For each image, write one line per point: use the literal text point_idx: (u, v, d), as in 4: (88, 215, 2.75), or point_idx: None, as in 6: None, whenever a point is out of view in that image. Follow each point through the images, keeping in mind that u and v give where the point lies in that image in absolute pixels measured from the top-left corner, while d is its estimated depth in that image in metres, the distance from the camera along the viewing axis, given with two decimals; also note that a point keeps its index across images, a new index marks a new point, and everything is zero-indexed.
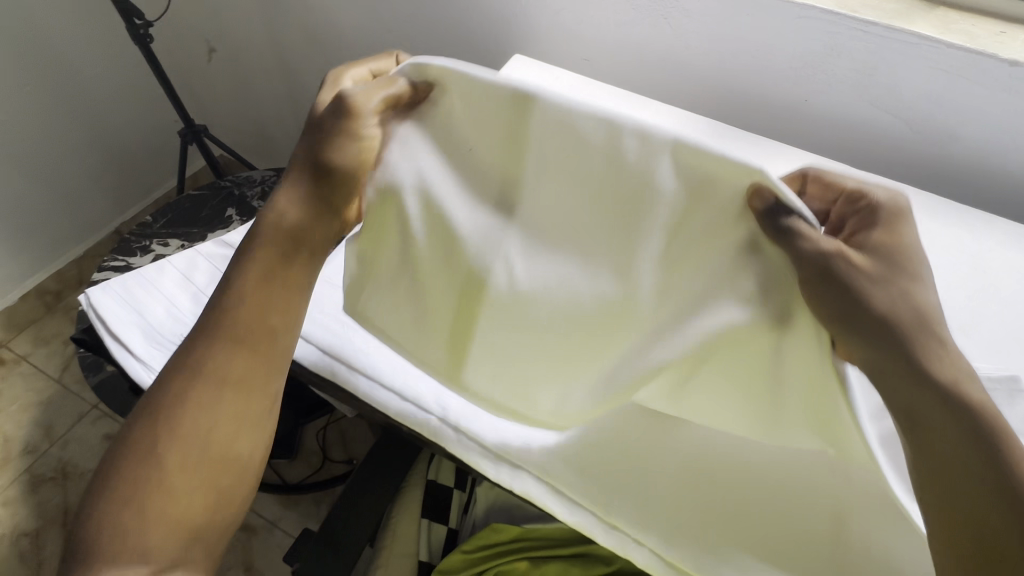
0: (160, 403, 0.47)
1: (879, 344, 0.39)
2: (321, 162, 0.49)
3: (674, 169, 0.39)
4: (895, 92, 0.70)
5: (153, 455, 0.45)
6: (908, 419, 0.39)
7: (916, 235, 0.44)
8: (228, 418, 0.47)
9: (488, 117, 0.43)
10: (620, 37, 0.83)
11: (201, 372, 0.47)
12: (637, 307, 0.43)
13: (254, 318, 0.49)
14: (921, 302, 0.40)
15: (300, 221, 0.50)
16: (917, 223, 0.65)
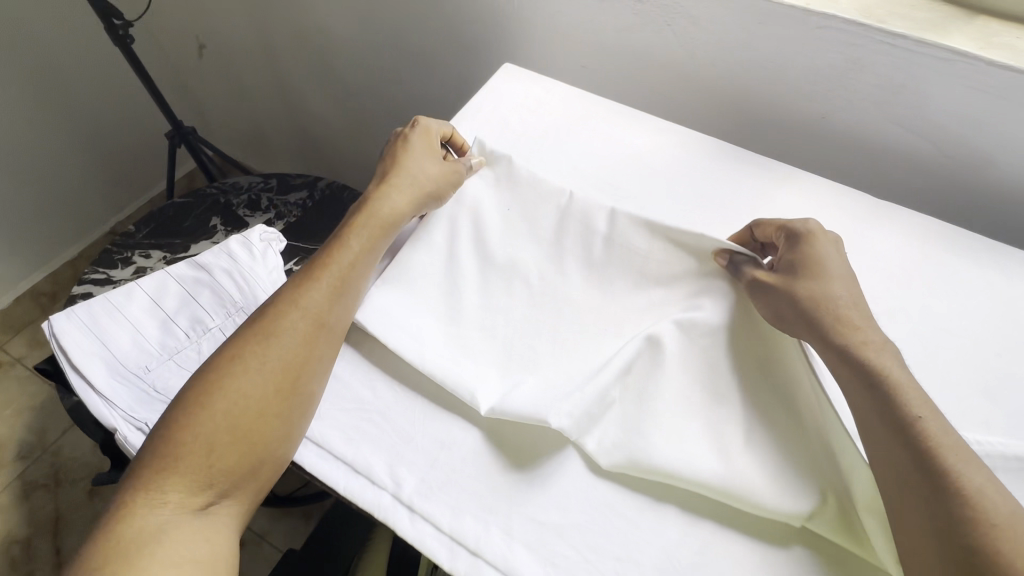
0: (243, 331, 0.48)
1: (825, 342, 0.47)
2: (416, 178, 0.59)
3: (646, 233, 0.55)
4: (924, 112, 0.63)
5: (229, 376, 0.45)
6: (864, 426, 0.44)
7: (834, 259, 0.52)
8: (304, 352, 0.47)
9: (518, 184, 0.60)
10: (619, 44, 0.76)
11: (291, 297, 0.49)
12: (623, 324, 0.52)
13: (343, 269, 0.52)
14: (845, 291, 0.50)
15: (396, 207, 0.58)
16: (943, 264, 0.58)
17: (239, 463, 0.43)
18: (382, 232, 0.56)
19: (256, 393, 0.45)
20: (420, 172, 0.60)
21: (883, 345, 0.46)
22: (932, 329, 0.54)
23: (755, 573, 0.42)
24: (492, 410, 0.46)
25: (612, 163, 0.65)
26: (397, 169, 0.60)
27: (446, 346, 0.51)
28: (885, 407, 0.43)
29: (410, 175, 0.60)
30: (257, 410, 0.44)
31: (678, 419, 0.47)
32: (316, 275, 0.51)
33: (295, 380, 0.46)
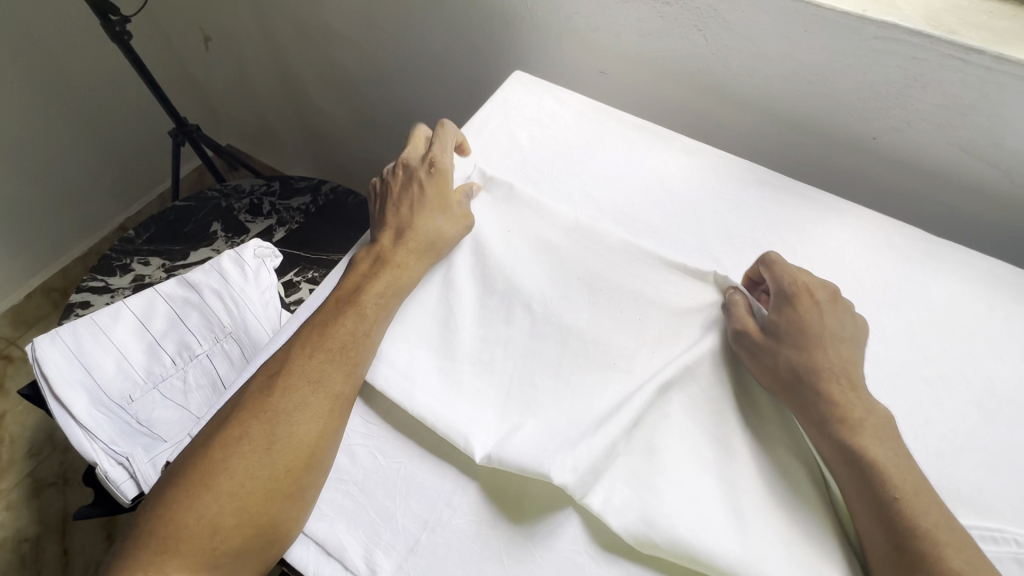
0: (249, 400, 0.43)
1: (811, 418, 0.43)
2: (421, 228, 0.52)
3: (662, 266, 0.51)
4: (997, 137, 0.54)
5: (237, 451, 0.41)
6: (885, 505, 0.38)
7: (827, 301, 0.48)
8: (314, 426, 0.42)
9: (521, 205, 0.55)
10: (643, 50, 0.68)
11: (297, 370, 0.44)
12: (633, 356, 0.47)
13: (356, 331, 0.46)
14: (833, 358, 0.45)
15: (409, 259, 0.51)
16: (1012, 319, 0.51)
17: (245, 547, 0.39)
18: (395, 286, 0.49)
19: (265, 470, 0.40)
20: (432, 223, 0.52)
21: (879, 422, 0.42)
22: (994, 400, 0.47)
23: None
24: (487, 457, 0.41)
25: (631, 190, 0.58)
26: (409, 217, 0.53)
27: (438, 387, 0.45)
28: (886, 504, 0.38)
29: (419, 227, 0.52)
30: (266, 489, 0.40)
31: (694, 475, 0.41)
32: (328, 339, 0.46)
33: (306, 457, 0.41)
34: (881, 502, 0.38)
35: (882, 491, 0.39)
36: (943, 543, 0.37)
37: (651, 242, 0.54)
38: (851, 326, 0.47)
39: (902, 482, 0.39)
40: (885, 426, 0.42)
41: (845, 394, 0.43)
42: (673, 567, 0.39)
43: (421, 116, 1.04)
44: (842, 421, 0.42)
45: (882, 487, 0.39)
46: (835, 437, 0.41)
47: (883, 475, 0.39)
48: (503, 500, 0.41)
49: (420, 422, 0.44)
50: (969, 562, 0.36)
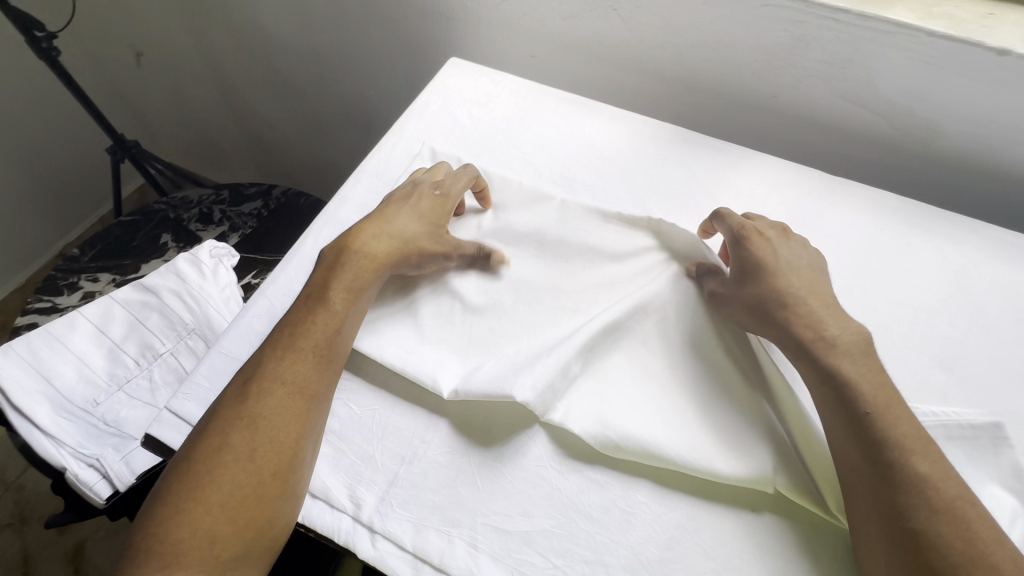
0: (222, 410, 0.42)
1: (789, 340, 0.46)
2: (403, 233, 0.52)
3: (603, 216, 0.56)
4: (872, 86, 0.62)
5: (220, 461, 0.39)
6: (843, 403, 0.42)
7: (778, 238, 0.52)
8: (296, 425, 0.41)
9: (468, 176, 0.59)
10: (566, 32, 0.74)
11: (272, 375, 0.42)
12: (580, 299, 0.52)
13: (329, 330, 0.45)
14: (795, 281, 0.49)
15: (374, 254, 0.50)
16: (896, 237, 0.59)
17: (246, 551, 0.38)
18: (360, 281, 0.48)
19: (252, 475, 0.39)
20: (405, 228, 0.52)
21: (855, 338, 0.45)
22: (886, 304, 0.54)
23: (731, 543, 0.41)
24: (455, 392, 0.45)
25: (567, 154, 0.63)
26: (392, 221, 0.52)
27: (403, 340, 0.48)
28: (856, 413, 0.41)
29: (394, 227, 0.52)
30: (255, 494, 0.39)
31: (644, 392, 0.46)
32: (299, 339, 0.44)
33: (290, 457, 0.40)
34: (830, 397, 0.43)
35: (861, 403, 0.42)
36: (912, 450, 0.39)
37: (587, 198, 0.59)
38: (803, 256, 0.52)
39: (876, 396, 0.42)
40: (859, 342, 0.45)
41: (815, 314, 0.47)
42: (627, 468, 0.44)
43: (366, 116, 1.07)
44: (819, 340, 0.45)
45: (854, 401, 0.42)
46: (811, 355, 0.45)
47: (839, 377, 0.43)
48: (473, 431, 0.45)
49: (389, 372, 0.47)
50: (933, 466, 0.39)
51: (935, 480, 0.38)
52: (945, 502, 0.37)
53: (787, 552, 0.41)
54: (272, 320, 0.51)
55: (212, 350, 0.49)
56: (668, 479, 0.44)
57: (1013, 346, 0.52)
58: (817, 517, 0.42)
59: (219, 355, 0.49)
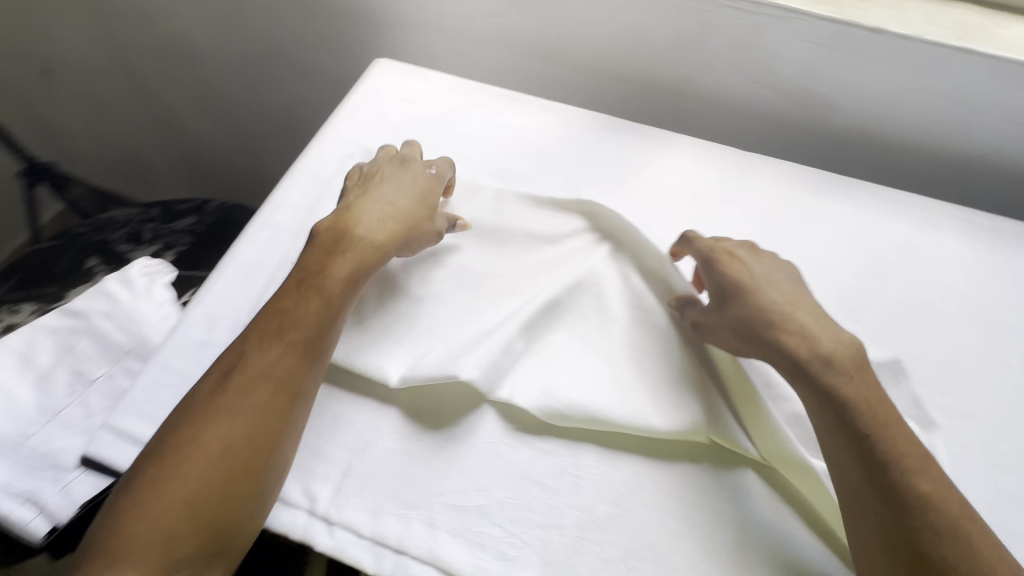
0: (203, 399, 0.41)
1: (785, 361, 0.45)
2: (402, 216, 0.52)
3: (534, 202, 0.59)
4: (774, 67, 0.68)
5: (192, 454, 0.39)
6: (843, 426, 0.42)
7: (750, 254, 0.51)
8: (276, 420, 0.41)
9: None
10: (492, 30, 0.76)
11: (259, 366, 0.42)
12: (518, 281, 0.54)
13: (318, 321, 0.45)
14: (778, 295, 0.48)
15: (372, 239, 0.50)
16: (806, 203, 0.64)
17: (204, 550, 0.37)
18: (360, 268, 0.48)
19: (224, 469, 0.39)
20: (402, 212, 0.52)
21: (849, 353, 0.44)
22: (800, 263, 0.59)
23: (672, 491, 0.44)
24: (403, 379, 0.46)
25: (499, 145, 0.65)
26: (393, 200, 0.53)
27: (348, 334, 0.49)
28: (859, 436, 0.41)
29: (394, 210, 0.52)
30: (224, 488, 0.38)
31: (585, 362, 0.49)
32: (287, 330, 0.44)
33: (265, 453, 0.40)
34: (830, 419, 0.43)
35: (863, 420, 0.42)
36: (913, 469, 0.40)
37: (520, 186, 0.61)
38: (777, 268, 0.50)
39: (875, 415, 0.42)
40: (856, 355, 0.44)
41: (807, 329, 0.45)
42: (574, 435, 0.46)
43: (300, 123, 1.05)
44: (815, 359, 0.44)
45: (856, 423, 0.42)
46: (808, 375, 0.44)
47: (840, 401, 0.42)
48: (425, 416, 0.46)
49: (336, 368, 0.48)
50: (934, 485, 0.39)
51: (937, 500, 0.38)
52: (947, 524, 0.38)
53: (724, 494, 0.45)
54: (209, 328, 0.50)
55: (148, 363, 0.48)
56: (613, 441, 0.46)
57: (910, 292, 0.58)
58: (746, 460, 0.46)
59: (157, 368, 0.48)
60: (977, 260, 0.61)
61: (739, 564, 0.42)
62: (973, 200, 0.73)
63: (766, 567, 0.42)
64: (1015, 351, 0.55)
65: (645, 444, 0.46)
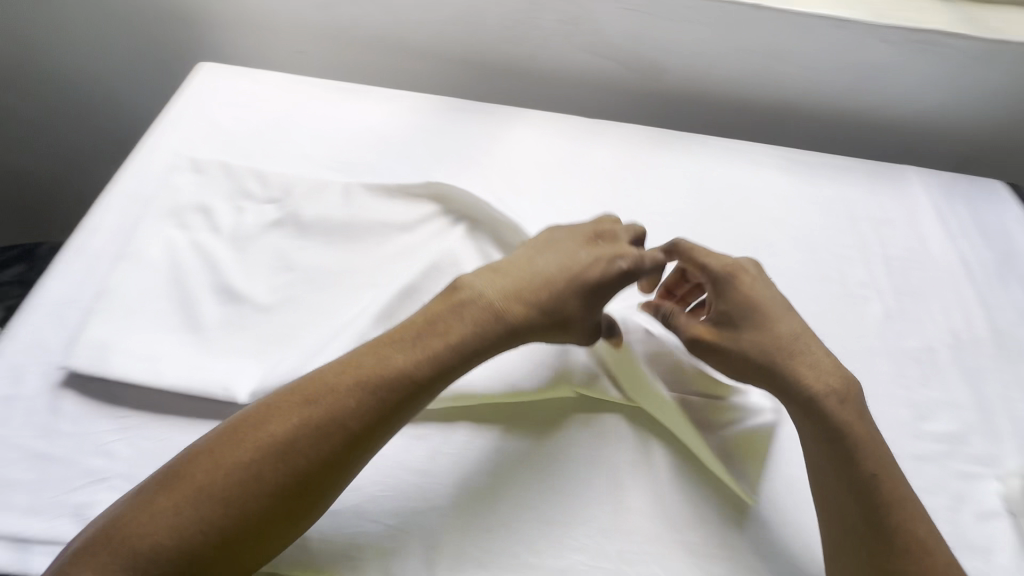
0: (278, 422, 0.36)
1: (801, 393, 0.43)
2: (557, 303, 0.44)
3: (382, 192, 0.57)
4: (603, 37, 0.71)
5: (244, 482, 0.34)
6: (841, 466, 0.41)
7: (755, 276, 0.49)
8: (336, 478, 0.36)
9: (239, 179, 0.57)
10: (325, 23, 0.73)
11: (344, 418, 0.36)
12: (373, 271, 0.52)
13: (416, 389, 0.38)
14: (791, 327, 0.46)
15: (501, 314, 0.42)
16: (650, 160, 0.68)
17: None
18: (473, 340, 0.41)
19: (265, 507, 0.34)
20: (550, 287, 0.44)
21: (853, 394, 0.44)
22: (648, 217, 0.62)
23: (547, 450, 0.45)
24: (253, 394, 0.43)
25: (344, 139, 0.63)
26: (551, 275, 0.44)
27: (189, 356, 0.45)
28: (861, 477, 0.40)
29: (546, 283, 0.44)
30: (266, 522, 0.34)
31: None
32: (385, 383, 0.37)
33: (312, 501, 0.35)
34: (835, 458, 0.41)
35: (877, 456, 0.41)
36: (906, 512, 0.40)
37: (370, 177, 0.60)
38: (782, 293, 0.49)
39: (876, 458, 0.41)
40: (861, 403, 0.44)
41: (819, 363, 0.45)
42: (448, 416, 0.46)
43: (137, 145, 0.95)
44: (830, 396, 0.43)
45: (860, 464, 0.41)
46: (820, 413, 0.43)
47: (845, 444, 0.42)
48: None
49: (179, 396, 0.44)
50: (928, 529, 0.39)
51: (931, 545, 0.39)
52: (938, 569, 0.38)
53: (601, 441, 0.46)
54: (17, 378, 0.44)
55: None
56: (486, 414, 0.47)
57: (744, 228, 0.63)
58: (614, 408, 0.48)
59: None
60: (797, 192, 0.68)
61: (616, 506, 0.43)
62: (794, 140, 0.82)
63: (643, 499, 0.44)
64: (834, 267, 0.62)
65: (519, 413, 0.47)
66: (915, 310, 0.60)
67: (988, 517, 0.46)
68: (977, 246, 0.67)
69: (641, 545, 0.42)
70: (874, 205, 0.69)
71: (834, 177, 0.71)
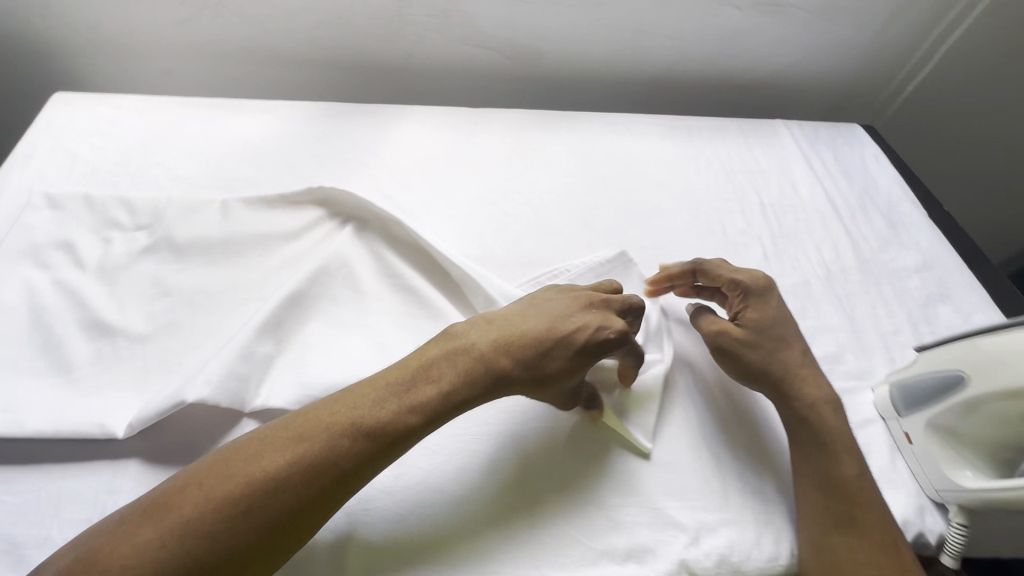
0: (268, 455, 0.34)
1: (802, 403, 0.46)
2: (545, 368, 0.42)
3: (260, 204, 0.55)
4: (475, 27, 0.72)
5: (228, 517, 0.32)
6: (815, 467, 0.44)
7: (778, 297, 0.51)
8: (322, 516, 0.35)
9: (101, 208, 0.54)
10: (189, 39, 0.71)
11: (340, 456, 0.35)
12: (258, 284, 0.51)
13: (409, 435, 0.37)
14: (802, 347, 0.49)
15: (488, 369, 0.41)
16: (535, 141, 0.70)
17: None
18: (460, 389, 0.40)
19: (247, 541, 0.32)
20: (539, 351, 0.42)
21: (838, 407, 0.47)
22: (538, 195, 0.64)
23: (470, 448, 0.45)
24: (130, 428, 0.41)
25: (218, 155, 0.61)
26: (542, 335, 0.43)
27: (56, 398, 0.42)
28: (834, 472, 0.43)
29: (535, 347, 0.42)
30: (245, 556, 0.32)
31: (345, 340, 0.48)
32: (382, 426, 0.37)
33: (294, 535, 0.33)
34: (813, 459, 0.44)
35: (853, 457, 0.44)
36: (867, 501, 0.42)
37: (249, 190, 0.58)
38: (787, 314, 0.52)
39: (848, 460, 0.44)
40: (845, 417, 0.46)
41: (814, 379, 0.47)
42: None
43: None
44: (823, 407, 0.46)
45: (834, 465, 0.43)
46: (811, 420, 0.45)
47: (824, 447, 0.44)
48: (171, 453, 0.42)
49: (50, 442, 0.42)
50: (886, 516, 0.42)
51: (888, 529, 0.42)
52: (892, 550, 0.41)
53: (525, 431, 0.46)
54: None
55: None
56: None
57: (630, 194, 0.66)
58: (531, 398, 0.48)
59: None
60: (677, 155, 0.72)
61: (532, 486, 0.44)
62: (674, 107, 0.87)
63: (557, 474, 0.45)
64: (716, 220, 0.66)
65: None
66: (791, 250, 0.64)
67: (862, 426, 0.50)
68: (842, 185, 0.73)
69: (570, 525, 0.42)
70: (748, 159, 0.74)
71: (710, 138, 0.75)
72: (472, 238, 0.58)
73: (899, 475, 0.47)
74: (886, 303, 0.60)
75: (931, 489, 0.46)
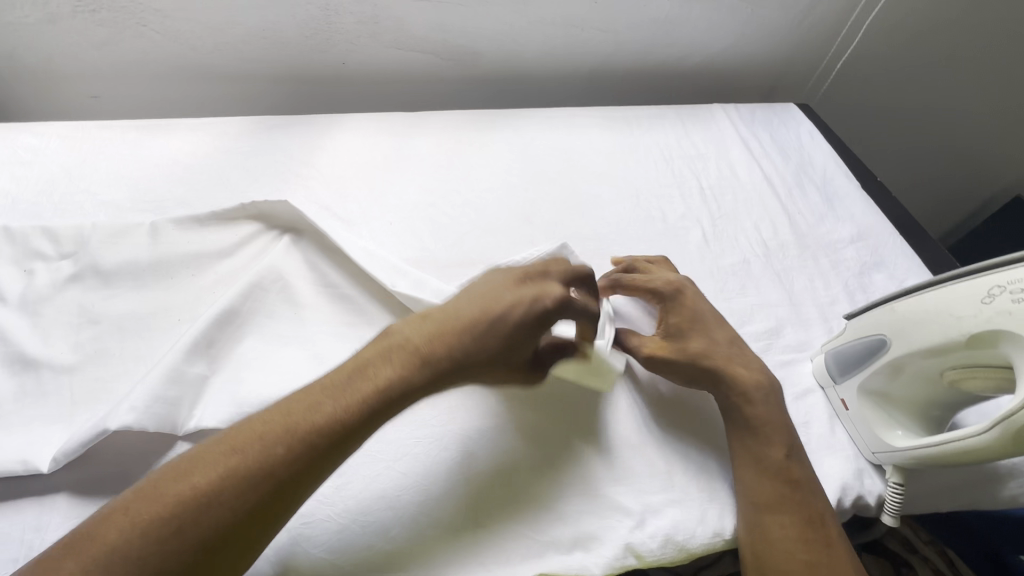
0: (195, 471, 0.30)
1: (736, 392, 0.46)
2: (485, 351, 0.40)
3: (190, 222, 0.54)
4: (407, 32, 0.72)
5: (150, 543, 0.28)
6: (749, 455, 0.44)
7: (694, 293, 0.52)
8: (263, 531, 0.31)
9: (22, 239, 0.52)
10: (114, 62, 0.69)
11: (276, 464, 0.31)
12: (191, 305, 0.50)
13: (352, 436, 0.34)
14: (728, 335, 0.50)
15: (427, 359, 0.37)
16: (474, 141, 0.70)
17: None
18: (401, 383, 0.36)
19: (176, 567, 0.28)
20: (477, 336, 0.39)
21: (772, 394, 0.47)
22: (477, 194, 0.64)
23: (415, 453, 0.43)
24: (55, 462, 0.40)
25: (148, 177, 0.60)
26: (481, 320, 0.40)
27: None
28: (767, 456, 0.44)
29: (473, 331, 0.39)
30: None
31: (282, 355, 0.48)
32: (321, 427, 0.33)
33: (230, 555, 0.30)
34: (745, 447, 0.45)
35: (784, 438, 0.44)
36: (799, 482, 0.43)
37: (181, 210, 0.57)
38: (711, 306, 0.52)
39: (781, 443, 0.44)
40: (779, 401, 0.47)
41: (744, 367, 0.48)
42: None
43: None
44: (756, 394, 0.46)
45: (766, 450, 0.44)
46: (741, 410, 0.46)
47: (758, 433, 0.45)
48: (103, 483, 0.41)
49: None
50: (818, 496, 0.43)
51: (818, 508, 0.42)
52: (823, 527, 0.41)
53: (473, 430, 0.45)
54: None
55: None
56: None
57: (570, 187, 0.67)
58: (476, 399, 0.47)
59: None
60: (617, 145, 0.73)
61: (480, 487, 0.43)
62: (614, 98, 0.88)
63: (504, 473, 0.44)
64: (655, 206, 0.66)
65: None
66: (730, 230, 0.65)
67: (803, 396, 0.51)
68: (779, 163, 0.74)
69: (518, 524, 0.42)
70: (686, 144, 0.75)
71: (649, 126, 0.76)
72: (411, 242, 0.58)
73: (840, 441, 0.48)
74: (823, 275, 0.62)
75: (869, 452, 0.47)
